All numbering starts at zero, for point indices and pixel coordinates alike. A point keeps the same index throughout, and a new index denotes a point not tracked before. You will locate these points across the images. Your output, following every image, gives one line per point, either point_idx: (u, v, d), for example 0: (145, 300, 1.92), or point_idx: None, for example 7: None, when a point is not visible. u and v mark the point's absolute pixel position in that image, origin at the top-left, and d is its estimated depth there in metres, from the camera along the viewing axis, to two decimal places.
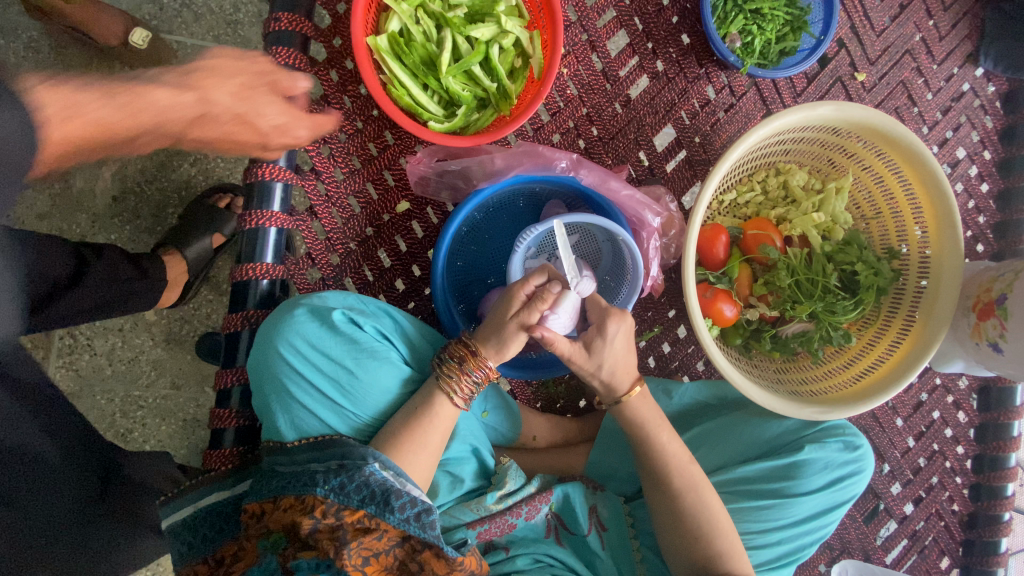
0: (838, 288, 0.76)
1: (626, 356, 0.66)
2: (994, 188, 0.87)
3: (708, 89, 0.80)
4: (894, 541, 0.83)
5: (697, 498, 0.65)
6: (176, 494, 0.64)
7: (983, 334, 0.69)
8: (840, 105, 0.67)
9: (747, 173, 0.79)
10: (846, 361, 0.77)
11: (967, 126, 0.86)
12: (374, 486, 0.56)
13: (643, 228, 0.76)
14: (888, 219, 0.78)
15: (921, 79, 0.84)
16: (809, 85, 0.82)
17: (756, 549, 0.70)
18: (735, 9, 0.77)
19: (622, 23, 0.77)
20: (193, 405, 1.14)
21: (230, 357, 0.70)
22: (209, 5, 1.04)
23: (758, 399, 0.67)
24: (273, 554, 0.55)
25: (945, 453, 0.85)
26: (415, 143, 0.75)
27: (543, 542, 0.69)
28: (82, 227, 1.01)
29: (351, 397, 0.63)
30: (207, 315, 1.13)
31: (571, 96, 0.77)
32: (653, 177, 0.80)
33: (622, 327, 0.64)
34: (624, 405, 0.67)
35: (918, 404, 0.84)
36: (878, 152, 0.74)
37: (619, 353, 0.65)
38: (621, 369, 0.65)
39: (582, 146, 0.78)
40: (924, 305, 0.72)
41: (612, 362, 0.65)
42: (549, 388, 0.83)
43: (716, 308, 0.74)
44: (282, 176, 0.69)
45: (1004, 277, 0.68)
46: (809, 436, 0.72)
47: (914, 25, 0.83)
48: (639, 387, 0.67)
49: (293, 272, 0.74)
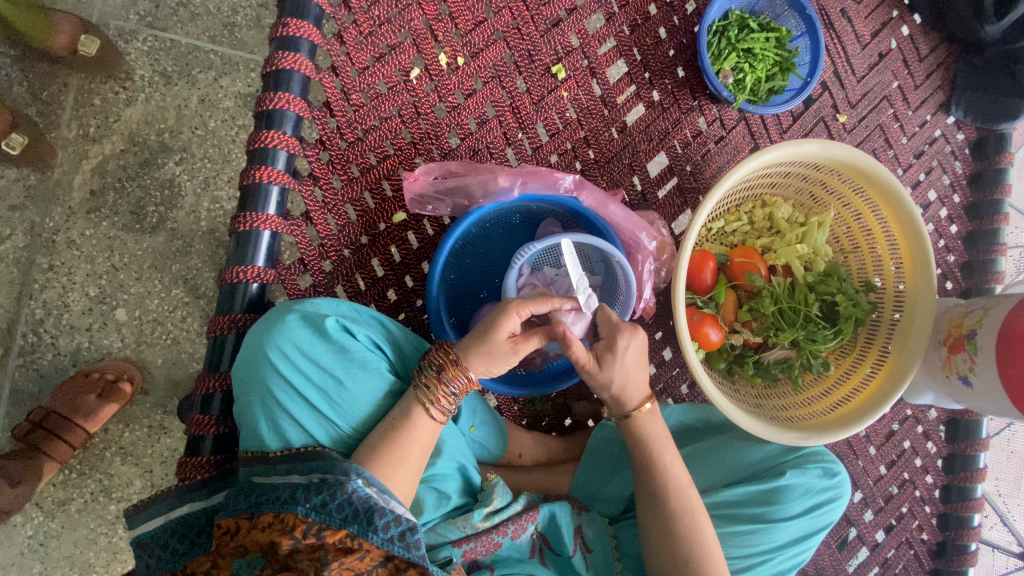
0: (819, 317, 0.79)
1: (637, 370, 0.67)
2: (963, 230, 0.92)
3: (699, 120, 0.83)
4: (865, 569, 0.86)
5: (691, 522, 0.66)
6: (143, 505, 0.63)
7: (953, 368, 0.73)
8: (826, 144, 0.70)
9: (735, 203, 0.82)
10: (824, 389, 0.79)
11: (938, 170, 0.91)
12: (358, 504, 0.55)
13: (638, 251, 0.78)
14: (865, 253, 0.81)
15: (897, 123, 0.88)
16: (794, 124, 0.85)
17: (739, 572, 0.72)
18: (728, 47, 0.80)
19: (621, 52, 0.80)
20: (159, 412, 1.10)
21: (214, 361, 0.68)
22: (208, 7, 1.12)
23: (742, 423, 0.68)
24: (249, 574, 0.52)
25: (915, 482, 0.88)
26: (415, 155, 0.75)
27: (527, 563, 0.69)
28: (57, 220, 1.08)
29: (337, 407, 0.62)
30: (182, 319, 1.11)
31: (569, 119, 0.79)
32: (646, 203, 0.82)
33: (633, 342, 0.65)
34: (633, 421, 0.68)
35: (889, 433, 0.87)
36: (858, 190, 0.77)
37: (629, 368, 0.66)
38: (632, 384, 0.67)
39: (578, 167, 0.80)
40: (898, 336, 0.75)
41: (622, 376, 0.66)
42: (535, 405, 0.82)
43: (702, 332, 0.76)
44: (280, 179, 0.69)
45: (974, 313, 0.72)
46: (789, 462, 0.74)
47: (892, 73, 0.88)
48: (649, 405, 0.68)
49: (283, 276, 0.72)
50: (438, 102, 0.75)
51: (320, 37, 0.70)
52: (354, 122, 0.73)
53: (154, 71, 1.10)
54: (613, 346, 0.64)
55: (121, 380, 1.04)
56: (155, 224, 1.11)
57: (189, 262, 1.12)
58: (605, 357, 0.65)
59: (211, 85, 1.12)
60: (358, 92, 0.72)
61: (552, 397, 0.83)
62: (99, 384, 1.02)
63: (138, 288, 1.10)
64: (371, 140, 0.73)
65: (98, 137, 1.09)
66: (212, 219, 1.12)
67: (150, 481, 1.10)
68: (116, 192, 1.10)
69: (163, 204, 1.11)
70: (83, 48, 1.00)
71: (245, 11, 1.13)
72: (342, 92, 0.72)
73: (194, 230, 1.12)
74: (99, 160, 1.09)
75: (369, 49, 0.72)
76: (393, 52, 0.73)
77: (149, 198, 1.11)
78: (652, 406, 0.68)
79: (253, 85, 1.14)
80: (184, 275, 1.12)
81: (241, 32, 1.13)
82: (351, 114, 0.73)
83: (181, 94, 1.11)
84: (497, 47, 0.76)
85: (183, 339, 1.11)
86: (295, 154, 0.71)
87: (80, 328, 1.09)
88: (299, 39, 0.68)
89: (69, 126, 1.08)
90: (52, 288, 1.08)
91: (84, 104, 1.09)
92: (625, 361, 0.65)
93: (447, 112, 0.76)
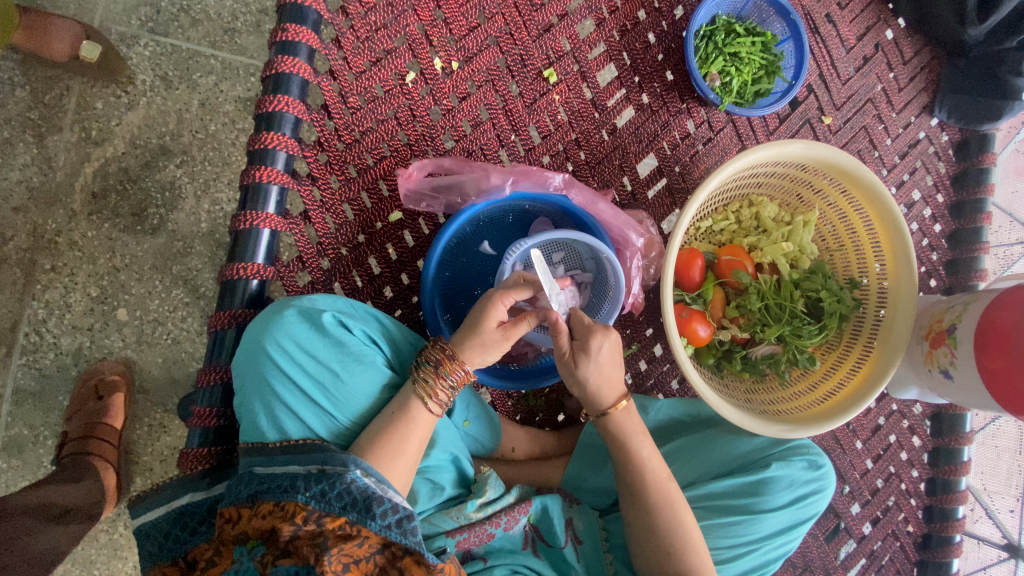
0: (804, 313, 0.81)
1: (612, 369, 0.68)
2: (947, 229, 0.95)
3: (688, 122, 0.85)
4: (853, 560, 0.87)
5: (672, 513, 0.68)
6: (147, 495, 0.64)
7: (935, 362, 0.74)
8: (809, 144, 0.72)
9: (722, 203, 0.84)
10: (811, 384, 0.81)
11: (922, 170, 0.93)
12: (357, 493, 0.57)
13: (626, 248, 0.80)
14: (850, 252, 0.83)
15: (881, 125, 0.91)
16: (781, 125, 0.88)
17: (726, 562, 0.74)
18: (715, 51, 0.83)
19: (611, 56, 0.82)
20: (159, 410, 1.12)
21: (214, 355, 0.70)
22: (208, 13, 1.14)
23: (727, 415, 0.70)
24: (250, 560, 0.54)
25: (901, 476, 0.90)
26: (411, 156, 0.77)
27: (520, 553, 0.71)
28: (59, 222, 1.10)
29: (335, 400, 0.64)
30: (183, 319, 1.13)
31: (561, 121, 0.81)
32: (636, 202, 0.84)
33: (606, 342, 0.67)
34: (610, 418, 0.69)
35: (875, 427, 0.89)
36: (841, 189, 0.79)
37: (606, 366, 0.68)
38: (606, 384, 0.69)
39: (570, 168, 0.82)
40: (882, 332, 0.77)
41: (597, 376, 0.68)
42: (529, 400, 0.85)
43: (691, 327, 0.78)
44: (279, 180, 0.71)
45: (955, 308, 0.74)
46: (775, 454, 0.76)
47: (875, 77, 0.90)
48: (625, 401, 0.70)
49: (282, 273, 0.74)
50: (432, 104, 0.77)
51: (318, 42, 0.73)
52: (351, 125, 0.75)
53: (155, 75, 1.13)
54: (585, 346, 0.66)
55: (107, 377, 1.06)
56: (156, 225, 1.13)
57: (189, 263, 1.14)
58: (579, 357, 0.67)
59: (212, 89, 1.14)
60: (355, 95, 0.74)
61: (546, 392, 0.85)
62: (91, 391, 1.04)
63: (139, 288, 1.12)
64: (367, 142, 0.75)
65: (101, 140, 1.11)
66: (212, 220, 1.14)
67: (151, 478, 1.11)
68: (117, 194, 1.12)
69: (164, 206, 1.13)
70: (84, 54, 0.99)
71: (245, 16, 1.16)
72: (339, 95, 0.74)
73: (194, 230, 1.14)
74: (101, 162, 1.11)
75: (366, 53, 0.74)
76: (389, 56, 0.75)
77: (150, 200, 1.13)
78: (627, 402, 0.70)
79: (252, 89, 1.16)
80: (184, 275, 1.13)
81: (241, 37, 1.15)
82: (348, 117, 0.75)
83: (182, 98, 1.13)
84: (490, 52, 0.78)
85: (183, 338, 1.13)
86: (294, 155, 0.73)
87: (81, 327, 1.11)
88: (298, 44, 0.70)
89: (72, 129, 1.11)
90: (54, 288, 1.10)
91: (87, 108, 1.11)
92: (599, 363, 0.67)
93: (441, 115, 0.78)
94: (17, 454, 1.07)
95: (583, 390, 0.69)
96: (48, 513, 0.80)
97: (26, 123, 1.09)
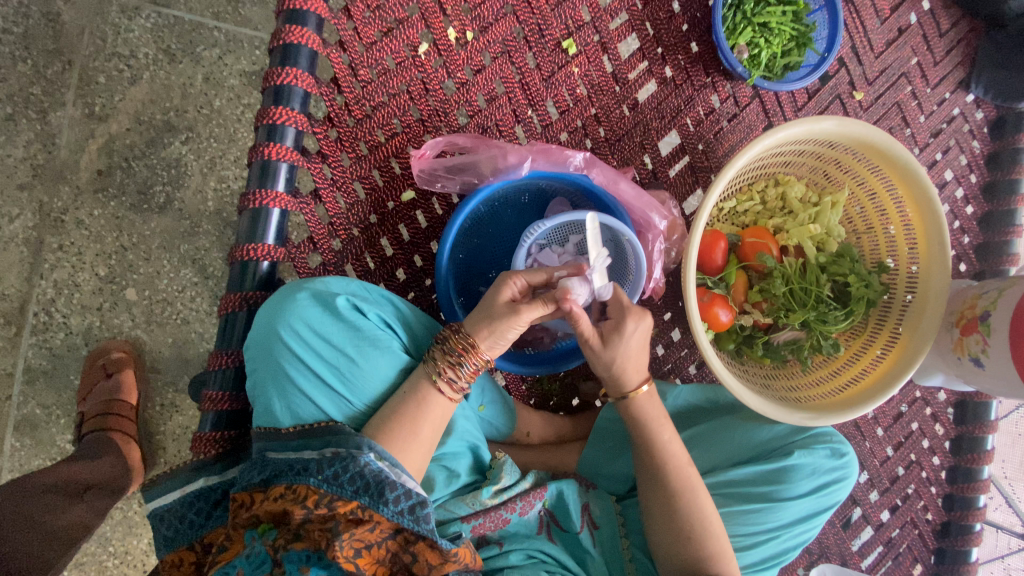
0: (829, 298, 0.78)
1: (638, 356, 0.67)
2: (978, 211, 0.91)
3: (713, 97, 0.81)
4: (869, 548, 0.87)
5: (691, 499, 0.66)
6: (163, 478, 0.63)
7: (965, 349, 0.72)
8: (842, 120, 0.68)
9: (747, 182, 0.81)
10: (834, 370, 0.79)
11: (956, 149, 0.89)
12: (369, 477, 0.56)
13: (649, 230, 0.78)
14: (879, 234, 0.80)
15: (915, 101, 0.87)
16: (809, 101, 0.84)
17: (745, 549, 0.72)
18: (743, 21, 0.79)
19: (633, 27, 0.78)
20: (170, 390, 1.12)
21: (225, 337, 0.68)
22: None
23: (752, 403, 0.67)
24: (261, 544, 0.54)
25: (922, 464, 0.88)
26: (424, 132, 0.74)
27: (536, 539, 0.69)
28: (65, 200, 1.08)
29: (350, 384, 0.62)
30: (191, 299, 1.12)
31: (580, 96, 0.78)
32: (657, 181, 0.81)
33: (641, 326, 0.65)
34: (633, 402, 0.68)
35: (897, 415, 0.87)
36: (873, 168, 0.76)
37: (633, 352, 0.66)
38: (633, 366, 0.67)
39: (589, 146, 0.79)
40: (911, 318, 0.75)
41: (623, 359, 0.66)
42: (544, 384, 0.83)
43: (712, 312, 0.76)
44: (288, 157, 0.68)
45: (989, 294, 0.71)
46: (798, 442, 0.74)
47: (911, 50, 0.85)
48: (645, 387, 0.68)
49: (293, 255, 0.72)
50: (446, 78, 0.74)
51: (326, 11, 0.69)
52: (362, 99, 0.72)
53: (157, 48, 1.09)
54: (620, 328, 0.64)
55: (116, 355, 1.05)
56: (162, 204, 1.11)
57: (197, 243, 1.12)
58: (612, 338, 0.65)
59: (215, 63, 1.11)
60: (366, 67, 0.71)
61: (561, 377, 0.83)
62: (99, 368, 1.03)
63: (147, 268, 1.11)
64: (379, 117, 0.72)
65: (104, 116, 1.09)
66: (219, 199, 1.12)
67: (163, 458, 1.11)
68: (123, 171, 1.10)
69: (169, 183, 1.11)
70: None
71: None
72: (349, 68, 0.71)
73: (202, 209, 1.12)
74: (106, 138, 1.09)
75: (377, 24, 0.71)
76: (401, 26, 0.71)
77: (156, 177, 1.10)
78: (650, 388, 0.69)
79: (257, 62, 1.12)
80: (192, 255, 1.12)
81: (245, 8, 1.11)
82: (358, 91, 0.72)
83: (186, 72, 1.10)
84: (507, 22, 0.74)
85: (192, 318, 1.12)
86: (303, 132, 0.70)
87: (90, 307, 1.10)
88: (306, 13, 0.67)
89: (75, 105, 1.08)
90: (62, 268, 1.08)
91: (89, 83, 1.08)
92: (631, 344, 0.65)
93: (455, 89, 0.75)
94: (31, 433, 1.07)
95: (607, 370, 0.67)
96: (70, 488, 0.79)
97: (28, 99, 1.06)
